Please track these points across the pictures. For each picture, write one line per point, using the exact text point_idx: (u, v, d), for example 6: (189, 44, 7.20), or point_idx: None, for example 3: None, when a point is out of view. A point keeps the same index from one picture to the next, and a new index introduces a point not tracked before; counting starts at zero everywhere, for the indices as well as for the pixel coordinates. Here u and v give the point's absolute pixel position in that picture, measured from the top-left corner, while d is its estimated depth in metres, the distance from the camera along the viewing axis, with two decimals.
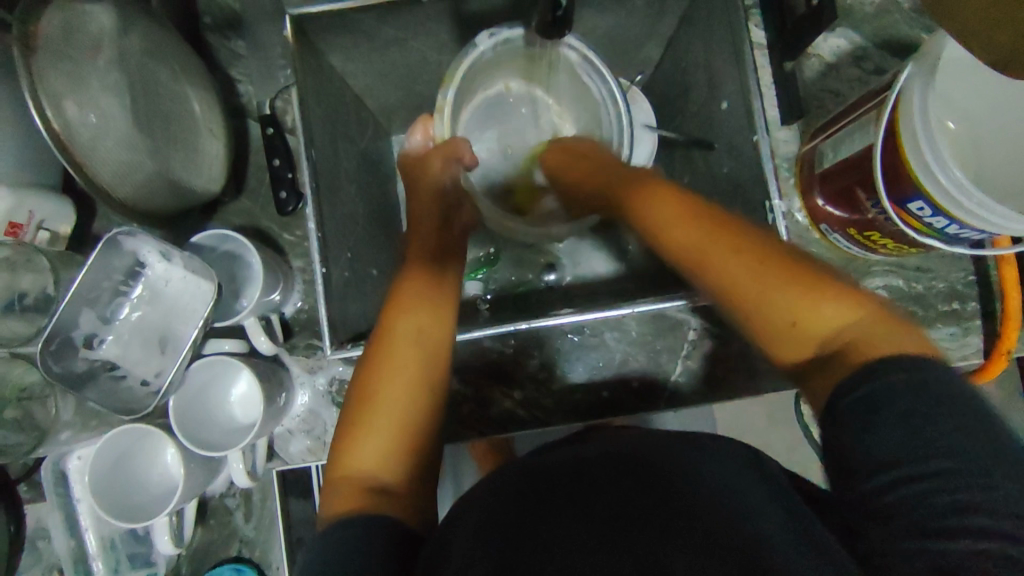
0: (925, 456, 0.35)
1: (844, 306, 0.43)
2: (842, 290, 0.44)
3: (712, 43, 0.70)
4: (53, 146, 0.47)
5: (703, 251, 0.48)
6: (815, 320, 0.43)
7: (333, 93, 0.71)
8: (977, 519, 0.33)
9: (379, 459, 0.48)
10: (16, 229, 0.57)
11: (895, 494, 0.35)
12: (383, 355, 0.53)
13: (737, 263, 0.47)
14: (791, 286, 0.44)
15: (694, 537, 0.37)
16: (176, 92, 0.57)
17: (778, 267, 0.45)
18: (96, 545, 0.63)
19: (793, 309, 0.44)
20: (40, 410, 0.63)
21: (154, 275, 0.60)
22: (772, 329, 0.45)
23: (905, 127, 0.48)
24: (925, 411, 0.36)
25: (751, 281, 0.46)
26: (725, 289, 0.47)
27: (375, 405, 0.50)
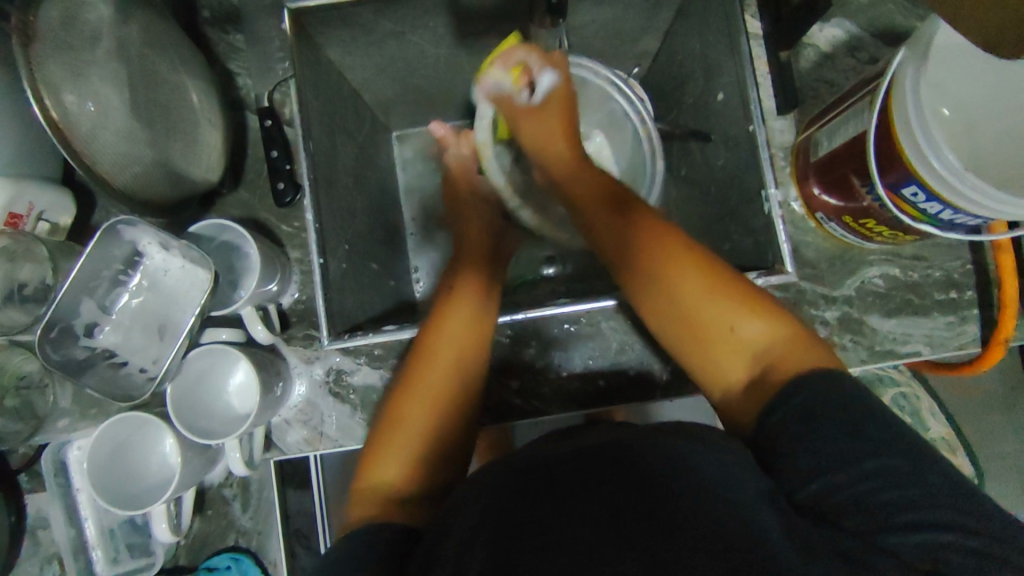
0: (865, 460, 0.38)
1: (764, 323, 0.48)
2: (767, 312, 0.49)
3: (708, 35, 0.70)
4: (51, 134, 0.47)
5: (651, 280, 0.52)
6: (739, 338, 0.48)
7: (331, 86, 0.71)
8: (931, 516, 0.35)
9: (405, 471, 0.50)
10: (16, 219, 0.57)
11: (843, 494, 0.37)
12: (416, 377, 0.54)
13: (682, 271, 0.51)
14: (724, 304, 0.49)
15: (693, 532, 0.37)
16: (174, 83, 0.57)
17: (719, 290, 0.50)
18: (95, 534, 0.63)
19: (715, 329, 0.49)
20: (39, 400, 0.63)
21: (152, 265, 0.61)
22: (702, 349, 0.50)
23: (898, 111, 0.48)
24: (862, 423, 0.39)
25: (692, 304, 0.50)
26: (656, 305, 0.52)
27: (404, 422, 0.52)
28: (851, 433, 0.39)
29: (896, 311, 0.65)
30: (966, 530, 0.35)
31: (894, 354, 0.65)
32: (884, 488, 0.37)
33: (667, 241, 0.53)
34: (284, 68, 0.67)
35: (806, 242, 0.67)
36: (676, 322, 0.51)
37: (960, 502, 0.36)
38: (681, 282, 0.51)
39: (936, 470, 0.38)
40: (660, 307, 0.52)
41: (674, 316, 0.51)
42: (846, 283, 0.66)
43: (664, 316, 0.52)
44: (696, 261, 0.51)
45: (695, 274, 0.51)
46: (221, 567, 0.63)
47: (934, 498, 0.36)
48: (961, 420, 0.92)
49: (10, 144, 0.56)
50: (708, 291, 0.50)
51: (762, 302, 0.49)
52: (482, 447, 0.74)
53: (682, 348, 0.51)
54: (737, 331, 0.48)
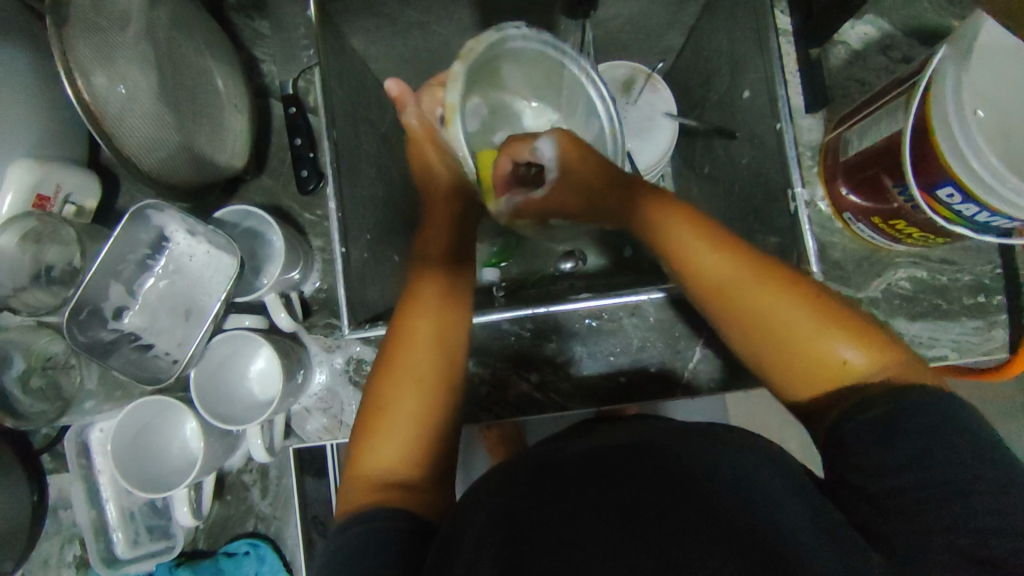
0: (892, 448, 0.38)
1: (872, 351, 0.43)
2: (874, 339, 0.44)
3: (736, 30, 0.69)
4: (81, 114, 0.48)
5: (734, 289, 0.47)
6: (841, 365, 0.43)
7: (355, 75, 0.71)
8: (967, 508, 0.35)
9: (393, 458, 0.47)
10: (44, 202, 0.58)
11: (879, 485, 0.37)
12: (394, 363, 0.52)
13: (758, 281, 0.47)
14: (820, 323, 0.45)
15: (715, 529, 0.36)
16: (201, 67, 0.57)
17: (817, 309, 0.45)
18: (116, 516, 0.63)
19: (814, 351, 0.44)
20: (66, 379, 0.64)
21: (178, 250, 0.61)
22: (794, 369, 0.45)
23: (938, 111, 0.47)
24: (877, 420, 0.39)
25: (787, 323, 0.45)
26: (733, 317, 0.47)
27: (393, 416, 0.49)
28: (875, 420, 0.39)
29: (922, 315, 0.64)
30: (994, 521, 0.34)
31: (920, 358, 0.64)
32: (908, 475, 0.37)
33: (687, 224, 0.51)
34: (309, 56, 0.67)
35: (832, 243, 0.66)
36: (763, 336, 0.46)
37: (987, 491, 0.35)
38: (739, 283, 0.47)
39: (967, 458, 0.36)
40: (740, 313, 0.47)
41: (753, 324, 0.47)
42: (872, 285, 0.65)
43: (754, 332, 0.47)
44: (764, 274, 0.47)
45: (776, 287, 0.46)
46: (239, 553, 0.64)
47: (958, 486, 0.36)
48: None
49: (38, 125, 0.56)
50: (807, 313, 0.45)
51: (866, 330, 0.45)
52: (493, 442, 0.75)
53: (770, 364, 0.46)
54: (843, 361, 0.43)
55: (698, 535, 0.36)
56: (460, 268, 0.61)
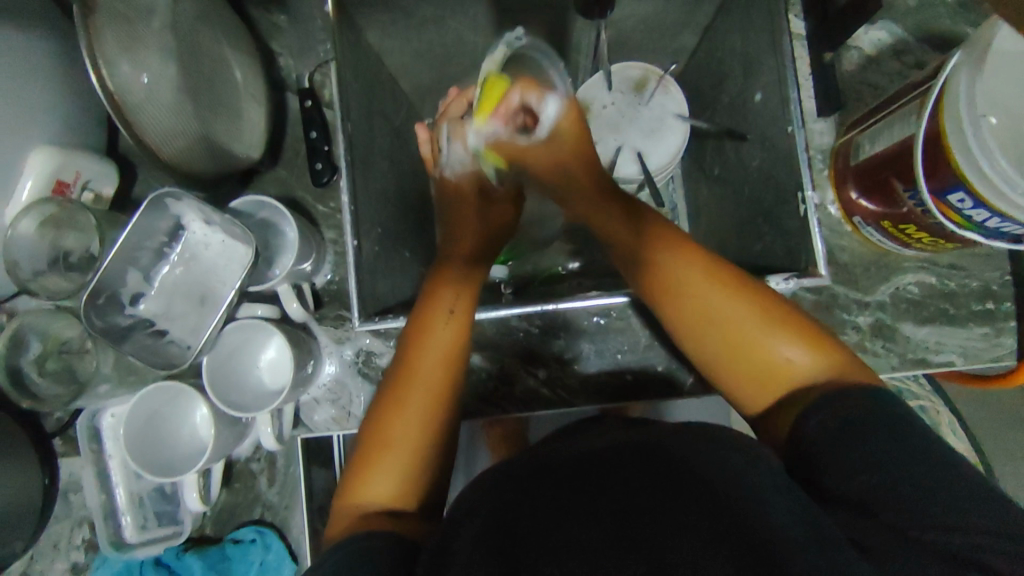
0: (881, 468, 0.37)
1: (813, 352, 0.47)
2: (815, 340, 0.48)
3: (749, 33, 0.69)
4: (107, 106, 0.48)
5: (693, 297, 0.50)
6: (786, 364, 0.47)
7: (370, 70, 0.72)
8: (951, 517, 0.35)
9: (389, 491, 0.46)
10: (63, 187, 0.59)
11: (865, 497, 0.37)
12: (400, 392, 0.50)
13: (707, 284, 0.50)
14: (761, 324, 0.48)
15: (713, 524, 0.36)
16: (220, 59, 0.58)
17: (769, 314, 0.49)
18: (125, 501, 0.64)
19: (760, 353, 0.48)
20: (80, 364, 0.66)
21: (193, 238, 0.62)
22: (744, 372, 0.48)
23: (949, 116, 0.47)
24: (871, 436, 0.39)
25: (741, 328, 0.48)
26: (690, 329, 0.51)
27: (392, 447, 0.48)
28: (859, 441, 0.39)
29: (930, 320, 0.64)
30: (977, 524, 0.34)
31: (926, 362, 0.64)
32: (905, 494, 0.36)
33: (678, 250, 0.53)
34: (326, 49, 0.67)
35: (841, 246, 0.67)
36: (721, 340, 0.49)
37: (972, 501, 0.35)
38: (692, 280, 0.51)
39: (950, 471, 0.37)
40: (686, 314, 0.51)
41: (710, 329, 0.49)
42: (880, 288, 0.65)
43: (709, 338, 0.50)
44: (720, 279, 0.51)
45: (723, 290, 0.50)
46: (246, 540, 0.64)
47: (948, 499, 0.35)
48: (981, 437, 0.91)
49: (59, 112, 0.57)
50: (757, 316, 0.48)
51: (804, 326, 0.48)
52: (495, 439, 0.74)
53: (722, 368, 0.49)
54: (787, 361, 0.47)
55: (696, 533, 0.36)
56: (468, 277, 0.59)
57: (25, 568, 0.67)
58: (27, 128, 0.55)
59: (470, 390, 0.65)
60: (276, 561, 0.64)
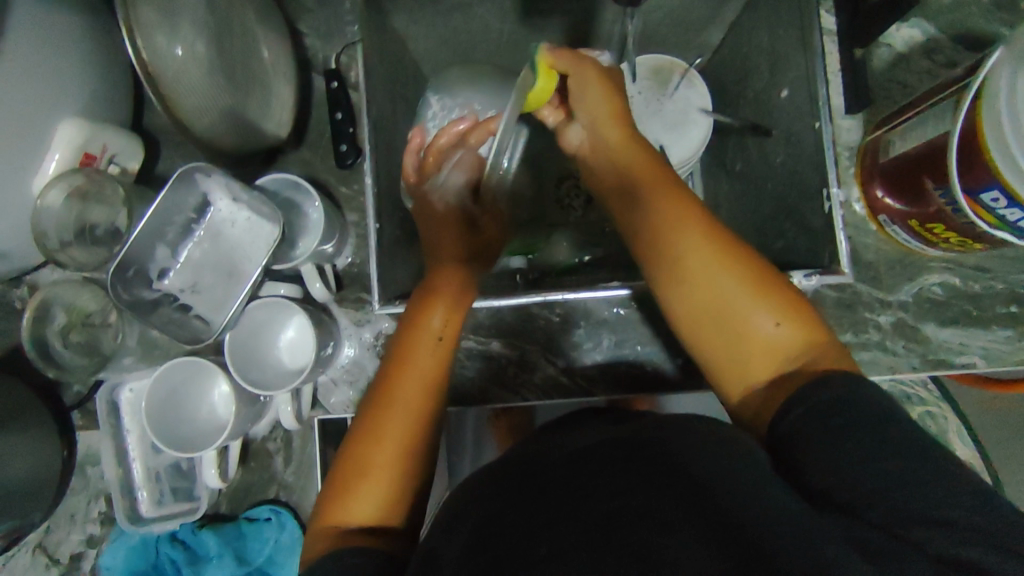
0: (862, 462, 0.36)
1: (797, 329, 0.46)
2: (799, 310, 0.46)
3: (779, 28, 0.68)
4: (138, 71, 0.50)
5: (687, 268, 0.48)
6: (770, 338, 0.46)
7: (394, 54, 0.71)
8: (945, 513, 0.33)
9: (376, 503, 0.45)
10: (91, 159, 0.60)
11: (855, 492, 0.36)
12: (377, 413, 0.48)
13: (698, 253, 0.48)
14: (745, 293, 0.47)
15: (696, 522, 0.35)
16: (249, 33, 0.58)
17: (751, 282, 0.47)
18: (142, 476, 0.64)
19: (741, 324, 0.46)
20: (106, 338, 0.67)
21: (219, 216, 0.62)
22: (725, 345, 0.47)
23: (989, 112, 0.47)
24: (867, 435, 0.37)
25: (726, 302, 0.47)
26: (676, 293, 0.49)
27: (370, 461, 0.47)
28: (839, 440, 0.38)
29: (953, 321, 0.64)
30: (960, 521, 0.33)
31: (948, 364, 0.63)
32: (882, 490, 0.35)
33: (688, 215, 0.50)
34: (353, 31, 0.67)
35: (865, 244, 0.66)
36: (703, 310, 0.48)
37: (953, 494, 0.34)
38: (692, 253, 0.48)
39: (929, 462, 0.35)
40: (678, 282, 0.49)
41: (697, 301, 0.48)
42: (903, 288, 0.65)
43: (698, 312, 0.48)
44: (711, 239, 0.48)
45: (709, 251, 0.48)
46: (261, 518, 0.65)
47: (930, 496, 0.34)
48: (992, 442, 0.91)
49: (87, 87, 0.57)
50: (736, 282, 0.47)
51: (787, 295, 0.47)
52: (502, 431, 0.72)
53: (709, 341, 0.48)
54: (772, 332, 0.46)
55: (685, 535, 0.34)
56: (456, 284, 0.57)
57: (41, 539, 0.68)
58: (58, 101, 0.55)
59: (487, 375, 0.65)
60: (290, 541, 0.65)
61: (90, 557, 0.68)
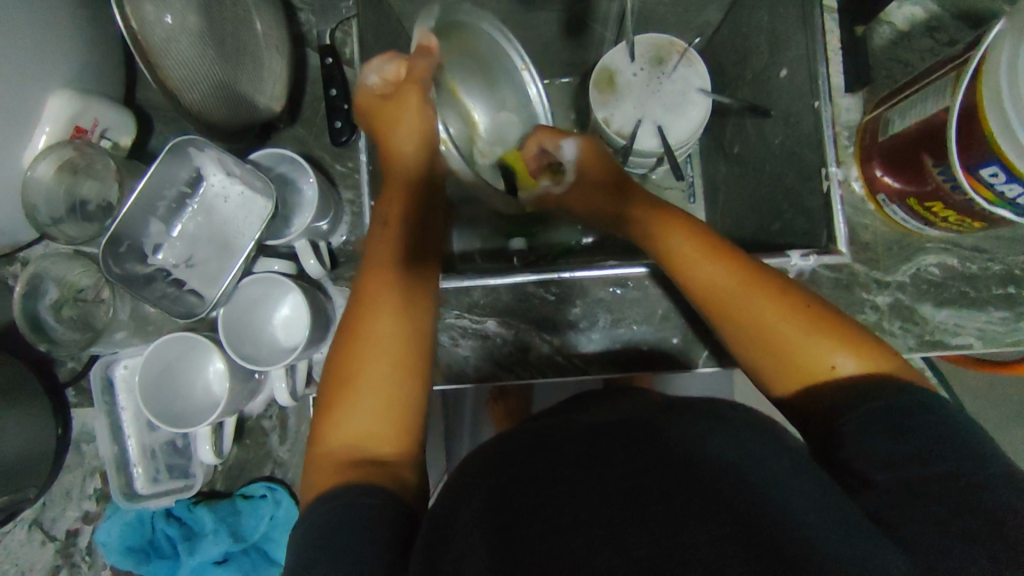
0: (887, 438, 0.37)
1: (862, 358, 0.43)
2: (862, 345, 0.43)
3: (779, 6, 0.67)
4: (128, 40, 0.48)
5: (733, 301, 0.47)
6: (831, 371, 0.43)
7: (391, 31, 0.71)
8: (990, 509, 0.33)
9: (367, 433, 0.44)
10: (83, 132, 0.59)
11: (899, 483, 0.36)
12: (357, 338, 0.48)
13: (730, 279, 0.48)
14: (797, 323, 0.45)
15: (715, 507, 0.35)
16: (241, 6, 0.57)
17: (806, 319, 0.45)
18: (137, 453, 0.64)
19: (804, 360, 0.44)
20: (98, 311, 0.67)
21: (212, 191, 0.62)
22: (785, 376, 0.45)
23: (989, 86, 0.46)
24: (914, 427, 0.37)
25: (778, 330, 0.45)
26: (721, 320, 0.47)
27: (356, 386, 0.46)
28: (888, 434, 0.38)
29: (950, 302, 0.64)
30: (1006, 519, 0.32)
31: (945, 344, 0.63)
32: (905, 462, 0.36)
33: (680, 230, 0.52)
34: (348, 7, 0.67)
35: (863, 225, 0.66)
36: (757, 343, 0.46)
37: (997, 489, 0.34)
38: (721, 277, 0.48)
39: (977, 457, 0.35)
40: (719, 308, 0.47)
41: (746, 332, 0.46)
42: (901, 269, 0.65)
43: (748, 343, 0.46)
44: (735, 262, 0.49)
45: (737, 277, 0.48)
46: (256, 495, 0.65)
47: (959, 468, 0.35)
48: (987, 426, 0.91)
49: (78, 61, 0.57)
50: (778, 306, 0.46)
51: (847, 326, 0.45)
52: (500, 414, 0.73)
53: (767, 372, 0.46)
54: (836, 369, 0.43)
55: (699, 516, 0.34)
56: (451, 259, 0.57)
57: (37, 515, 0.68)
58: (48, 75, 0.54)
59: (483, 354, 0.65)
60: (285, 517, 0.65)
61: (86, 533, 0.68)
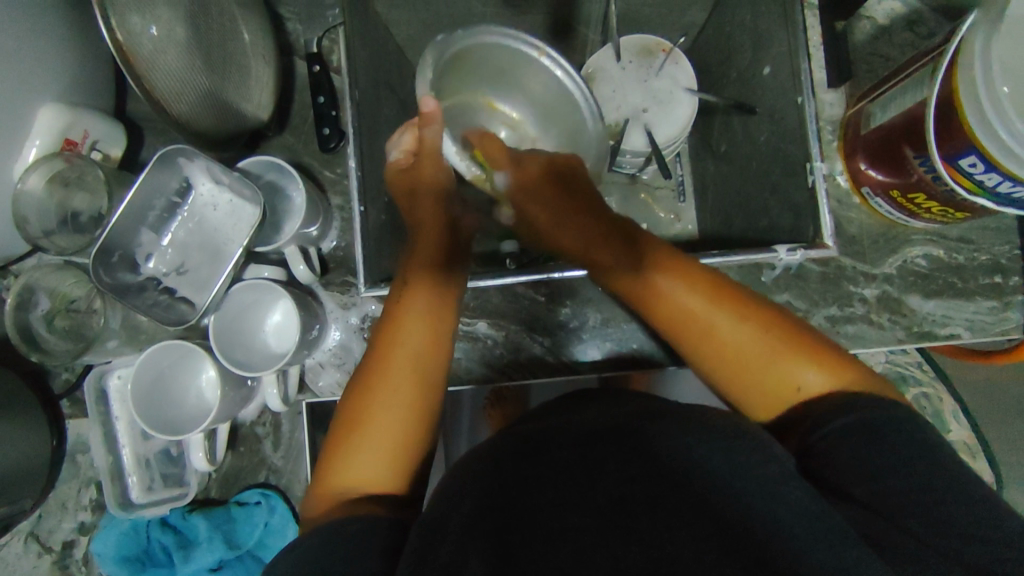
0: (870, 447, 0.38)
1: (828, 373, 0.46)
2: (825, 359, 0.47)
3: (760, 4, 0.68)
4: (113, 51, 0.48)
5: (694, 313, 0.51)
6: (797, 387, 0.46)
7: (377, 39, 0.71)
8: (953, 521, 0.34)
9: (371, 472, 0.46)
10: (73, 145, 0.60)
11: (872, 486, 0.37)
12: (371, 380, 0.51)
13: (697, 297, 0.51)
14: (753, 335, 0.49)
15: (707, 519, 0.35)
16: (226, 17, 0.58)
17: (769, 335, 0.49)
18: (131, 463, 0.64)
19: (769, 372, 0.47)
20: (89, 322, 0.68)
21: (201, 200, 0.63)
22: (753, 387, 0.48)
23: (966, 77, 0.47)
24: (898, 441, 0.38)
25: (740, 343, 0.49)
26: (691, 336, 0.51)
27: (367, 426, 0.48)
28: (872, 439, 0.38)
29: (937, 293, 0.64)
30: (971, 532, 0.34)
31: (933, 336, 0.64)
32: (884, 472, 0.37)
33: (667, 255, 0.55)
34: (333, 15, 0.67)
35: (848, 218, 0.66)
36: (724, 361, 0.49)
37: (968, 504, 0.35)
38: (684, 292, 0.52)
39: (956, 475, 0.36)
40: (688, 324, 0.51)
41: (718, 350, 0.50)
42: (888, 261, 0.65)
43: (716, 360, 0.50)
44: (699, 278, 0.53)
45: (700, 290, 0.52)
46: (251, 502, 0.65)
47: (934, 488, 0.36)
48: (983, 419, 0.91)
49: (66, 74, 0.57)
50: (737, 321, 0.50)
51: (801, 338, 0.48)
52: None
53: (733, 387, 0.49)
54: (802, 387, 0.46)
55: (688, 530, 0.35)
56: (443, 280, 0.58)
57: (33, 527, 0.69)
58: (36, 88, 0.55)
59: (475, 356, 0.65)
60: (281, 523, 0.65)
61: (82, 544, 0.68)
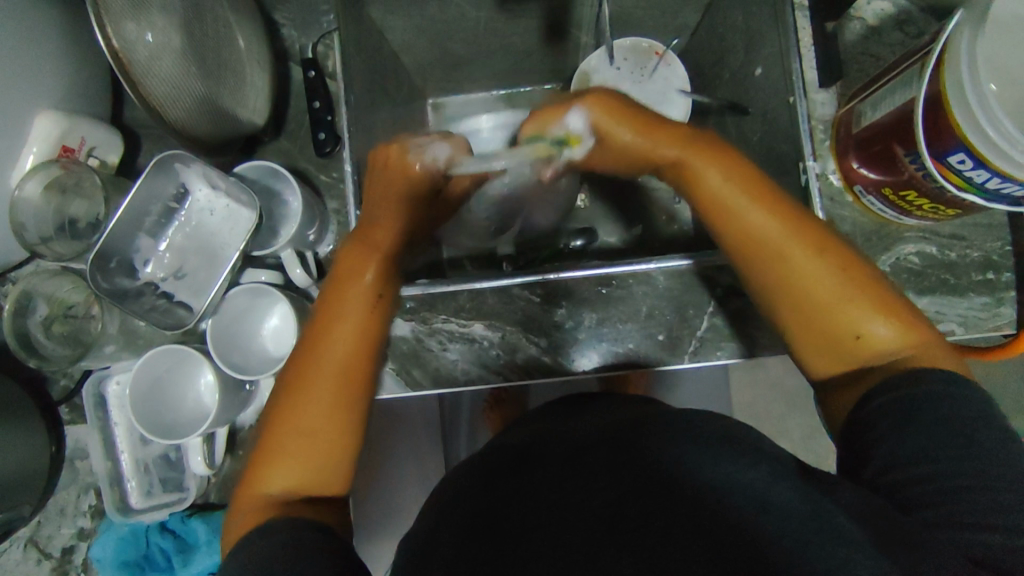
0: (899, 431, 0.37)
1: (899, 328, 0.42)
2: (898, 312, 0.43)
3: (752, 6, 0.69)
4: (111, 59, 0.49)
5: (762, 242, 0.44)
6: (864, 338, 0.42)
7: (372, 44, 0.72)
8: (970, 507, 0.34)
9: (299, 478, 0.44)
10: (70, 152, 0.61)
11: (897, 475, 0.36)
12: (304, 367, 0.46)
13: (772, 228, 0.44)
14: (829, 274, 0.43)
15: (697, 534, 0.34)
16: (221, 24, 0.58)
17: (844, 275, 0.43)
18: (130, 467, 0.65)
19: (839, 316, 0.43)
20: (86, 328, 0.68)
21: (198, 205, 0.63)
22: (814, 332, 0.44)
23: (950, 77, 0.48)
24: (931, 421, 0.37)
25: (810, 281, 0.43)
26: (757, 273, 0.45)
27: (297, 425, 0.45)
28: (902, 422, 0.37)
29: (930, 290, 0.65)
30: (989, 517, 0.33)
31: None
32: (910, 461, 0.36)
33: (726, 172, 0.45)
34: (328, 21, 0.68)
35: (841, 217, 0.67)
36: (789, 301, 0.44)
37: (990, 486, 0.34)
38: (754, 217, 0.44)
39: (989, 457, 0.35)
40: (752, 253, 0.44)
41: (788, 288, 0.44)
42: (881, 258, 0.65)
43: (779, 301, 0.44)
44: (760, 201, 0.45)
45: (769, 214, 0.44)
46: None
47: (958, 474, 0.35)
48: None
49: (62, 82, 0.58)
50: (811, 256, 0.43)
51: (871, 280, 0.43)
52: (495, 421, 0.73)
53: (795, 335, 0.44)
54: (866, 337, 0.42)
55: (678, 547, 0.33)
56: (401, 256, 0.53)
57: (32, 534, 0.69)
58: (32, 96, 0.55)
59: (472, 358, 0.65)
60: None
61: (82, 550, 0.69)
